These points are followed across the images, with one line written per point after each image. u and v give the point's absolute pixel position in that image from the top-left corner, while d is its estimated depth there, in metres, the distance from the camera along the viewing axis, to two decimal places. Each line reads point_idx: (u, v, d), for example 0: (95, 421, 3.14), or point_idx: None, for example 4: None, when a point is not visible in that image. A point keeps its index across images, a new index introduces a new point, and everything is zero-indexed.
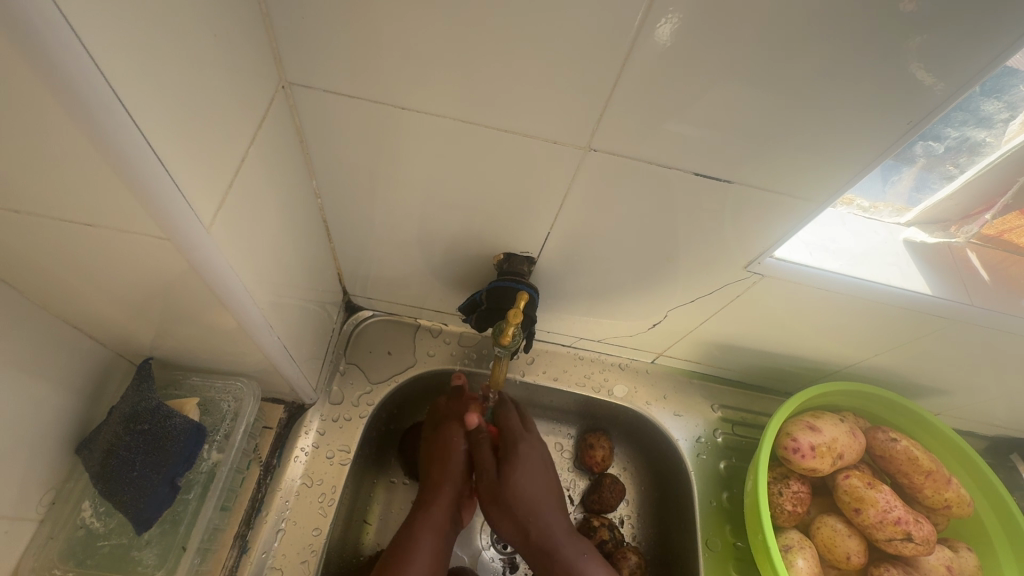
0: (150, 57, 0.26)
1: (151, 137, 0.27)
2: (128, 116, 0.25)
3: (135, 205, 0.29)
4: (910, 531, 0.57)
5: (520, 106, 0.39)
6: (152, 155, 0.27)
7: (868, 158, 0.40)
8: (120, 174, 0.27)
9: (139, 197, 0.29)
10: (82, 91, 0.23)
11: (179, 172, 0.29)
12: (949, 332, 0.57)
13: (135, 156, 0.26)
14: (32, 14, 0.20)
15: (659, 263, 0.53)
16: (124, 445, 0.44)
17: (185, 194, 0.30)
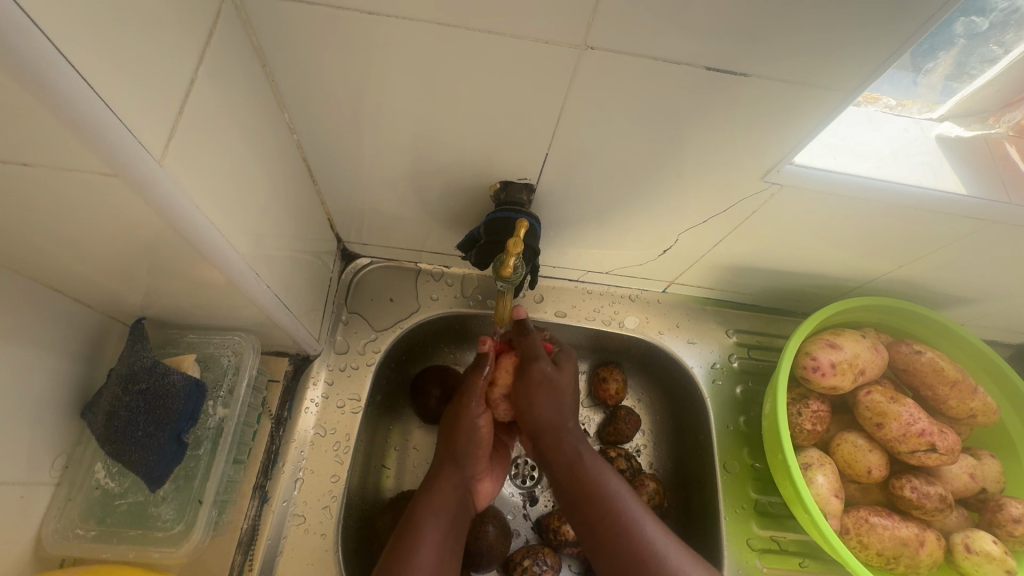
0: None
1: (67, 46, 0.23)
2: (34, 27, 0.21)
3: (63, 136, 0.25)
4: (934, 442, 0.55)
5: (503, 3, 0.34)
6: (67, 68, 0.23)
7: (897, 43, 0.35)
8: (34, 94, 0.23)
9: (73, 134, 0.25)
10: None
11: (114, 99, 0.26)
12: (985, 235, 0.53)
13: (47, 67, 0.22)
14: None
15: (670, 180, 0.49)
16: (124, 406, 0.43)
17: (122, 118, 0.26)
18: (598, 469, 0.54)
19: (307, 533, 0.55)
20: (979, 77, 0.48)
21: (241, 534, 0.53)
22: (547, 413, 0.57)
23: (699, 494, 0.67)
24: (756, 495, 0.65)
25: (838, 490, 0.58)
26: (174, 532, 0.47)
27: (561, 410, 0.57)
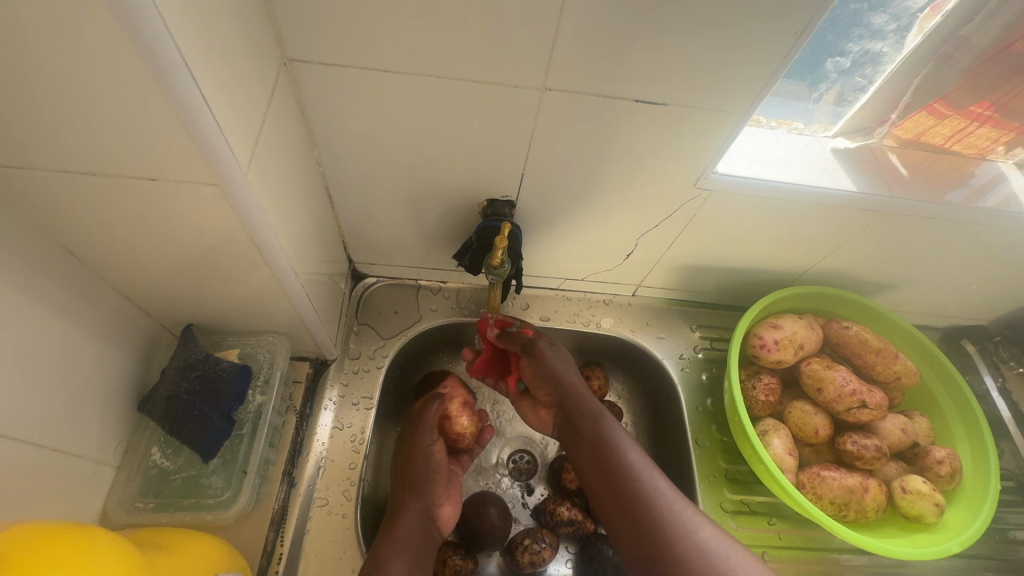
0: (201, 45, 0.32)
1: (214, 107, 0.33)
2: (201, 93, 0.32)
3: (197, 164, 0.35)
4: (864, 399, 0.65)
5: (482, 60, 0.46)
6: (212, 123, 0.33)
7: (767, 77, 0.47)
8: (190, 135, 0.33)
9: (206, 163, 0.35)
10: (170, 72, 0.30)
11: (232, 138, 0.36)
12: (883, 224, 0.65)
13: (201, 120, 0.32)
14: (143, 18, 0.27)
15: (624, 191, 0.61)
16: (183, 389, 0.51)
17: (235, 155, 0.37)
18: (606, 428, 0.58)
19: (330, 513, 0.62)
20: (855, 103, 0.62)
21: (272, 513, 0.60)
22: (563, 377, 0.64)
23: (677, 471, 0.76)
24: (725, 464, 0.73)
25: (791, 450, 0.67)
26: (224, 497, 0.52)
27: (573, 377, 0.65)
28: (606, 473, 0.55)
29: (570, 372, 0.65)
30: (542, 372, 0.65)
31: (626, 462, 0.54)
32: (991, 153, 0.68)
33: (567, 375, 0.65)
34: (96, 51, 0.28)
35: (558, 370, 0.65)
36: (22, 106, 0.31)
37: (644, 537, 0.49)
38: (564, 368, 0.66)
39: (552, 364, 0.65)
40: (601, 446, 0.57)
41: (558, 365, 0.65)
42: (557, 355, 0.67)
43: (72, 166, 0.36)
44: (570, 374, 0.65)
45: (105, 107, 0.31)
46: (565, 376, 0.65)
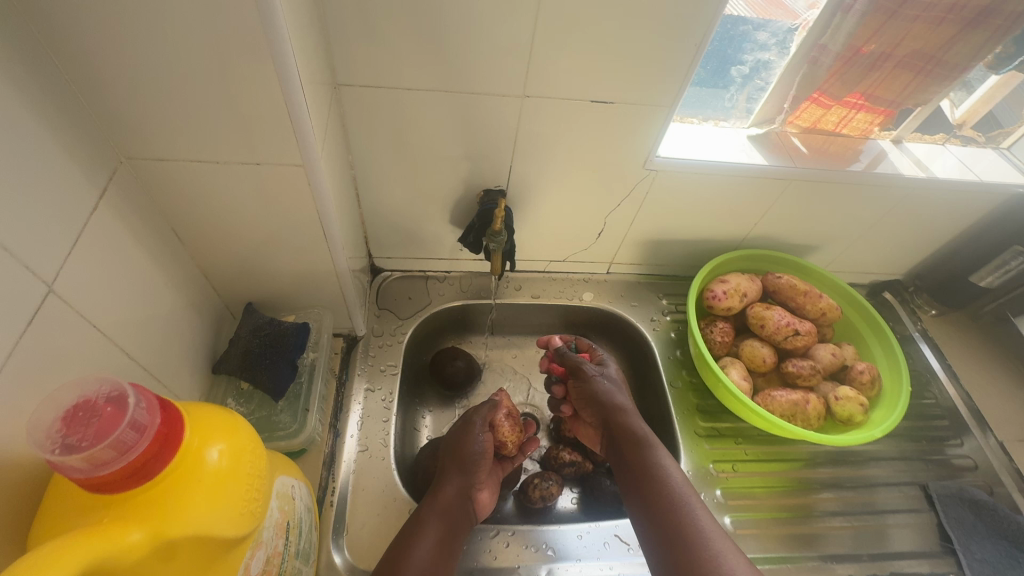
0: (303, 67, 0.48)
1: (308, 110, 0.49)
2: (304, 102, 0.47)
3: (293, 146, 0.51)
4: (797, 328, 0.82)
5: (478, 78, 0.62)
6: (307, 117, 0.49)
7: (679, 79, 0.65)
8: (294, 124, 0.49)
9: (298, 146, 0.51)
10: (289, 86, 0.45)
11: (314, 133, 0.52)
12: (795, 190, 0.83)
13: (301, 113, 0.48)
14: (280, 53, 0.43)
15: (592, 175, 0.78)
16: (256, 343, 0.65)
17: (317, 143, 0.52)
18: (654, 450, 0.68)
19: (371, 456, 0.74)
20: (760, 100, 0.81)
21: (324, 456, 0.72)
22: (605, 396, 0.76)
23: (657, 412, 0.89)
24: (696, 400, 0.87)
25: (746, 377, 0.82)
26: (293, 429, 0.64)
27: (616, 397, 0.76)
28: (651, 485, 0.64)
29: (612, 392, 0.77)
30: (589, 392, 0.77)
31: (671, 483, 0.64)
32: (870, 133, 0.88)
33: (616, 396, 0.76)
34: (238, 72, 0.44)
35: (601, 390, 0.77)
36: (179, 109, 0.46)
37: (677, 549, 0.58)
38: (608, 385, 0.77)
39: (597, 385, 0.77)
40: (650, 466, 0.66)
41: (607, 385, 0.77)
42: (603, 377, 0.79)
43: (198, 155, 0.50)
44: (613, 395, 0.77)
45: (236, 109, 0.47)
46: (609, 398, 0.76)
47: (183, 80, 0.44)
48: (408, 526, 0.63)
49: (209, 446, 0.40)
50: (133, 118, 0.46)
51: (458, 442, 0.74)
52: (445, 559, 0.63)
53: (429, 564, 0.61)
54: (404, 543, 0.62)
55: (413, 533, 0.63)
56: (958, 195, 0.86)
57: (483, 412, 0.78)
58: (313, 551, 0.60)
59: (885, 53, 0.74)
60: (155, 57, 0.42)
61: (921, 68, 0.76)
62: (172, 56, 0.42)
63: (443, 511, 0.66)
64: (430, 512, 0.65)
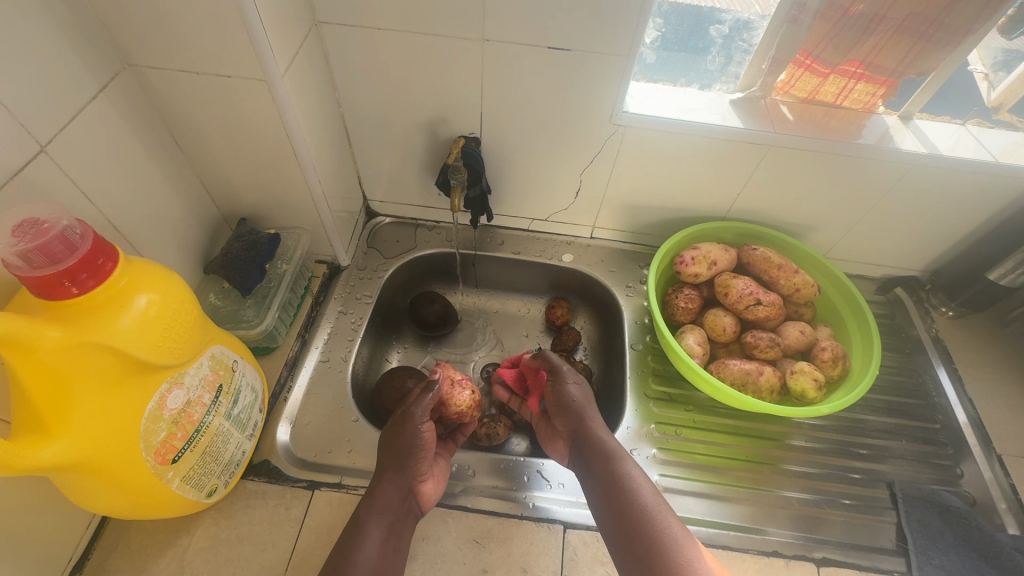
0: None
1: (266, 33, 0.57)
2: (259, 24, 0.55)
3: (255, 64, 0.59)
4: (759, 298, 0.78)
5: (441, 22, 0.68)
6: (265, 38, 0.57)
7: (631, 26, 0.66)
8: (252, 43, 0.57)
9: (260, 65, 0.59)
10: (243, 8, 0.53)
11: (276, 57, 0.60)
12: (777, 159, 0.80)
13: (257, 33, 0.56)
14: None
15: (561, 127, 0.81)
16: (233, 245, 0.74)
17: (278, 65, 0.60)
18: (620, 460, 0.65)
19: (329, 367, 0.82)
20: (745, 63, 0.80)
21: (287, 358, 0.81)
22: (578, 404, 0.73)
23: (616, 374, 0.90)
24: (654, 364, 0.87)
25: (703, 344, 0.81)
26: (254, 325, 0.73)
27: (587, 405, 0.73)
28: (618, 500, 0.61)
29: (584, 397, 0.74)
30: (558, 396, 0.74)
31: (640, 495, 0.60)
32: (875, 108, 0.83)
33: (586, 408, 0.72)
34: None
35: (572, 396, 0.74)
36: (161, 24, 0.56)
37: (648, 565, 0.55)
38: (578, 395, 0.74)
39: (569, 393, 0.74)
40: (616, 479, 0.63)
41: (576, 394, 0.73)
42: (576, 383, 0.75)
43: (183, 68, 0.60)
44: (583, 401, 0.73)
45: (205, 27, 0.56)
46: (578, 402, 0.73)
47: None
48: (350, 527, 0.59)
49: (136, 294, 0.48)
50: (129, 29, 0.57)
51: (393, 434, 0.67)
52: (393, 553, 0.60)
53: (379, 566, 0.58)
54: (347, 546, 0.58)
55: (356, 534, 0.59)
56: (970, 177, 0.78)
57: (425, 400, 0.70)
58: (252, 427, 0.68)
59: (878, 15, 0.71)
60: None
61: (923, 33, 0.71)
62: None
63: (386, 509, 0.62)
64: (373, 511, 0.61)
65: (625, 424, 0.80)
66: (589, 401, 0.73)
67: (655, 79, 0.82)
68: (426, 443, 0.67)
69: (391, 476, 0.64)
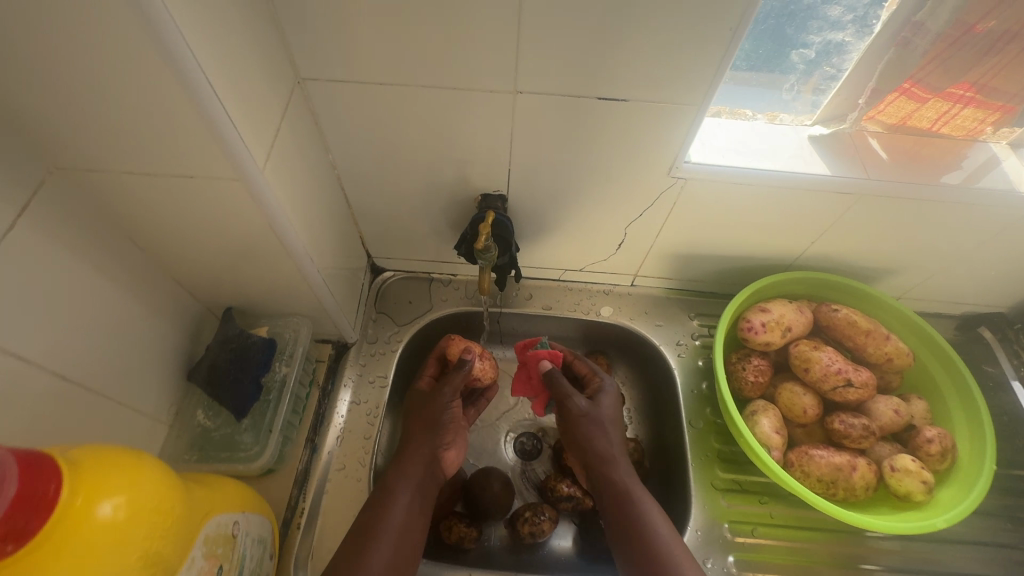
0: (227, 76, 0.42)
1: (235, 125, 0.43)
2: (226, 118, 0.42)
3: (223, 164, 0.44)
4: (850, 378, 0.67)
5: (462, 73, 0.54)
6: (232, 127, 0.42)
7: (711, 72, 0.52)
8: (214, 137, 0.42)
9: (231, 166, 0.45)
10: (202, 104, 0.40)
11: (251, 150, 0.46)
12: (867, 207, 0.67)
13: (220, 125, 0.41)
14: (185, 71, 0.37)
15: (605, 181, 0.66)
16: (222, 358, 0.62)
17: (252, 157, 0.46)
18: (629, 481, 0.64)
19: (346, 476, 0.70)
20: (829, 91, 0.65)
21: (297, 473, 0.69)
22: (608, 433, 0.68)
23: (672, 453, 0.78)
24: (719, 445, 0.76)
25: (780, 429, 0.69)
26: (253, 454, 0.61)
27: (612, 433, 0.68)
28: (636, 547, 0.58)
29: (615, 431, 0.69)
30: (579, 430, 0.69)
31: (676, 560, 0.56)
32: (980, 134, 0.69)
33: (613, 424, 0.70)
34: (146, 86, 0.38)
35: (598, 429, 0.68)
36: (96, 122, 0.41)
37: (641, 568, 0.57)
38: (610, 413, 0.70)
39: (590, 429, 0.68)
40: (641, 532, 0.59)
41: (609, 410, 0.70)
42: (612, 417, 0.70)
43: (132, 170, 0.46)
44: (614, 433, 0.69)
45: (158, 124, 0.41)
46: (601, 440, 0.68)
47: (83, 86, 0.38)
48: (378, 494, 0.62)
49: (98, 502, 0.36)
50: (52, 128, 0.42)
51: (422, 408, 0.72)
52: (415, 525, 0.63)
53: (401, 531, 0.61)
54: (378, 504, 0.63)
55: (385, 497, 0.63)
56: None
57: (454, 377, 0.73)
58: None
59: (1009, 32, 0.56)
60: (53, 67, 0.37)
61: None
62: (71, 65, 0.37)
63: (413, 474, 0.66)
64: (402, 477, 0.65)
65: (693, 524, 0.70)
66: (618, 427, 0.70)
67: (716, 111, 0.67)
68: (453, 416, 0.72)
69: (424, 441, 0.69)
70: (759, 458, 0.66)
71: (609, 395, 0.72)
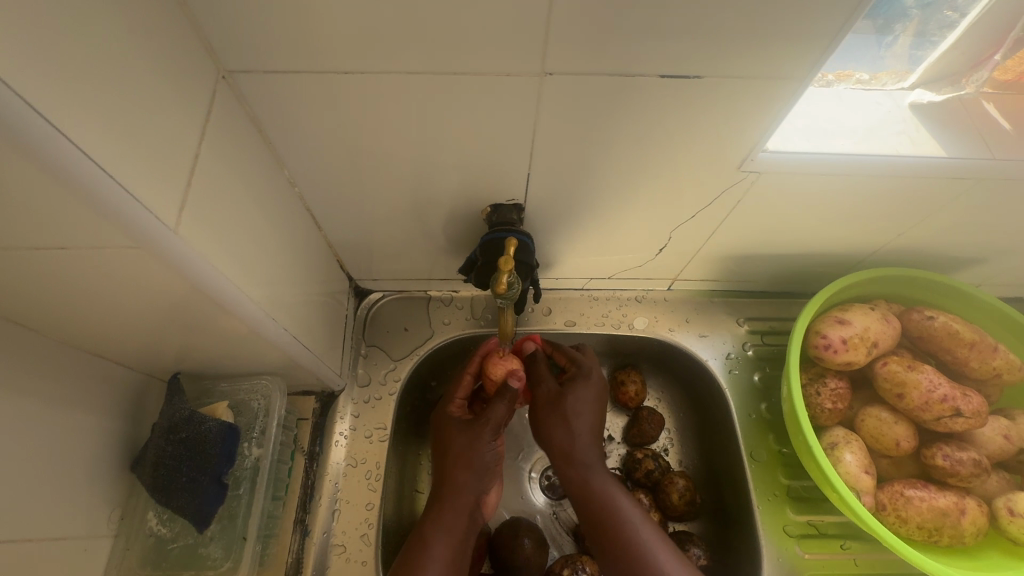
0: (67, 79, 0.26)
1: (95, 156, 0.28)
2: (73, 146, 0.26)
3: (85, 212, 0.29)
4: (958, 406, 0.55)
5: (465, 50, 0.37)
6: (76, 148, 0.27)
7: (832, 31, 0.37)
8: (50, 172, 0.26)
9: (106, 219, 0.30)
10: (18, 129, 0.24)
11: (136, 189, 0.30)
12: (980, 193, 0.53)
13: (54, 148, 0.26)
14: None
15: (651, 180, 0.51)
16: (169, 455, 0.48)
17: (131, 190, 0.30)
18: (612, 494, 0.52)
19: (348, 561, 0.57)
20: (943, 42, 0.49)
21: (286, 567, 0.56)
22: (586, 430, 0.54)
23: (731, 488, 0.67)
24: (787, 479, 0.64)
25: (869, 466, 0.57)
26: (224, 568, 0.50)
27: (589, 425, 0.54)
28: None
29: (594, 409, 0.55)
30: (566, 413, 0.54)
31: None
32: None
33: (585, 419, 0.54)
34: None
35: (583, 408, 0.55)
36: None
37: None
38: (591, 408, 0.55)
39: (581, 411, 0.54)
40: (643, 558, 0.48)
41: (586, 406, 0.55)
42: (590, 389, 0.56)
43: None
44: (587, 423, 0.54)
45: None
46: (583, 428, 0.54)
47: None
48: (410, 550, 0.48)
49: None
50: None
51: (463, 445, 0.54)
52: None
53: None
54: (409, 564, 0.48)
55: (421, 553, 0.49)
56: None
57: (496, 406, 0.54)
58: None
59: None
60: None
61: None
62: None
63: (455, 522, 0.51)
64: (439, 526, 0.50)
65: None
66: (591, 420, 0.55)
67: None
68: (498, 457, 0.55)
69: (468, 483, 0.52)
70: (852, 513, 0.54)
71: (593, 386, 0.56)
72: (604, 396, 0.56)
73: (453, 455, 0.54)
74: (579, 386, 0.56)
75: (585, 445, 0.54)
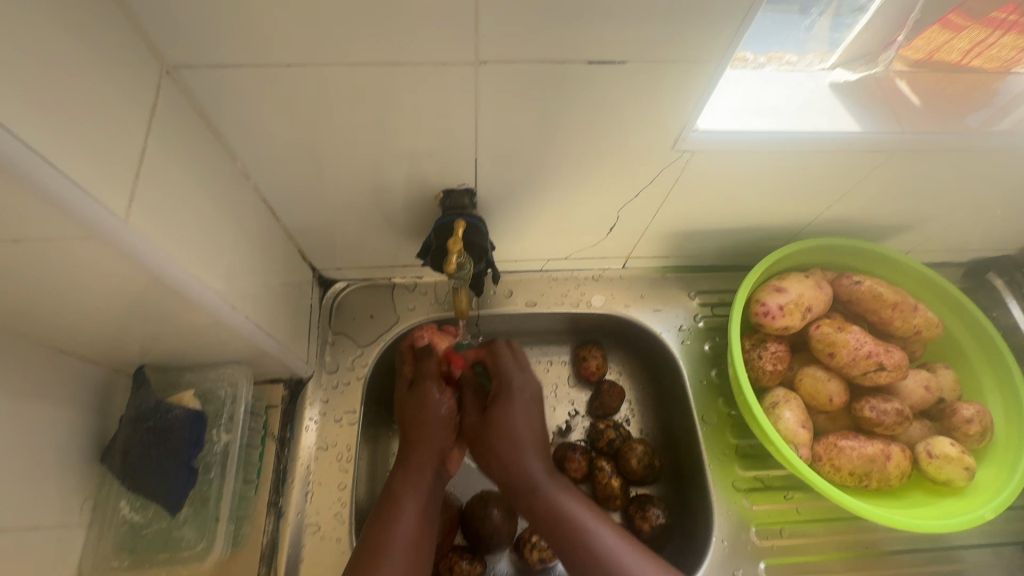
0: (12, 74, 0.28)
1: (46, 154, 0.29)
2: (24, 145, 0.28)
3: (26, 201, 0.30)
4: (882, 361, 0.60)
5: (401, 41, 0.40)
6: (6, 132, 0.27)
7: (739, 17, 0.40)
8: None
9: (60, 215, 0.31)
10: None
11: (87, 182, 0.32)
12: (896, 164, 0.57)
13: None
14: None
15: (592, 162, 0.53)
16: (137, 443, 0.50)
17: (75, 180, 0.31)
18: (556, 501, 0.53)
19: (323, 538, 0.60)
20: (856, 24, 0.54)
21: (261, 547, 0.58)
22: (521, 440, 0.55)
23: (686, 451, 0.71)
24: (735, 440, 0.69)
25: (805, 421, 0.61)
26: (199, 549, 0.53)
27: (524, 435, 0.56)
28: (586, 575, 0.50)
29: (528, 418, 0.57)
30: (500, 426, 0.56)
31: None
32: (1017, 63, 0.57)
33: (520, 431, 0.56)
34: None
35: (516, 421, 0.56)
36: None
37: None
38: (522, 426, 0.56)
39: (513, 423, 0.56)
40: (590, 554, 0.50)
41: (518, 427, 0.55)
42: (524, 399, 0.57)
43: None
44: (523, 434, 0.56)
45: None
46: (522, 434, 0.56)
47: None
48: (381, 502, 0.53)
49: None
50: None
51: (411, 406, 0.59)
52: (432, 528, 0.53)
53: (417, 539, 0.51)
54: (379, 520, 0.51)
55: (391, 506, 0.52)
56: None
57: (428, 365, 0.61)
58: None
59: None
60: None
61: None
62: None
63: (421, 477, 0.55)
64: (404, 479, 0.54)
65: (719, 533, 0.64)
66: (528, 438, 0.56)
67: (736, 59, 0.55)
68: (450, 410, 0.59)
69: (426, 439, 0.57)
70: (788, 463, 0.58)
71: (522, 401, 0.57)
72: (537, 412, 0.58)
73: (407, 416, 0.59)
74: (512, 400, 0.57)
75: (524, 450, 0.55)
